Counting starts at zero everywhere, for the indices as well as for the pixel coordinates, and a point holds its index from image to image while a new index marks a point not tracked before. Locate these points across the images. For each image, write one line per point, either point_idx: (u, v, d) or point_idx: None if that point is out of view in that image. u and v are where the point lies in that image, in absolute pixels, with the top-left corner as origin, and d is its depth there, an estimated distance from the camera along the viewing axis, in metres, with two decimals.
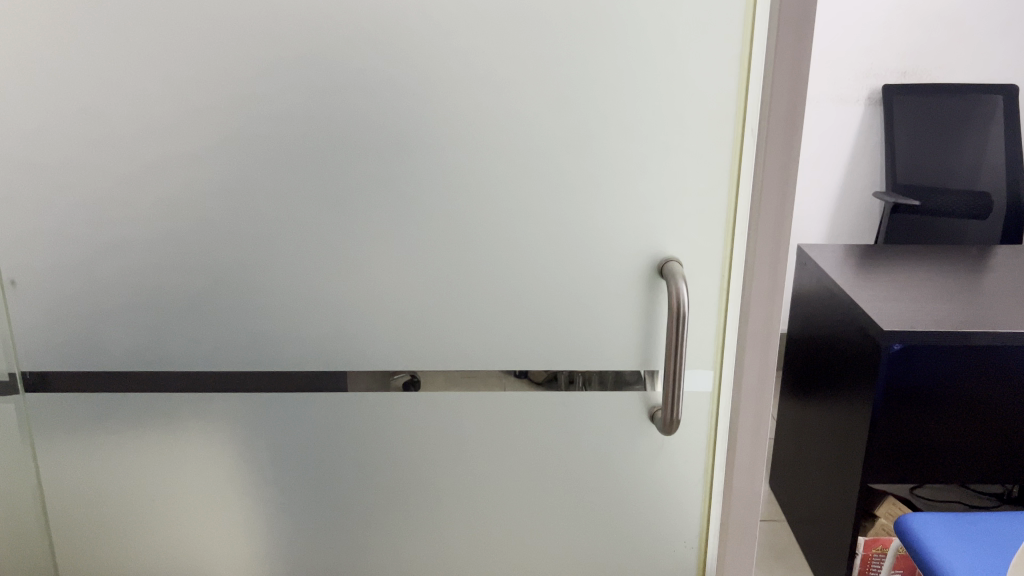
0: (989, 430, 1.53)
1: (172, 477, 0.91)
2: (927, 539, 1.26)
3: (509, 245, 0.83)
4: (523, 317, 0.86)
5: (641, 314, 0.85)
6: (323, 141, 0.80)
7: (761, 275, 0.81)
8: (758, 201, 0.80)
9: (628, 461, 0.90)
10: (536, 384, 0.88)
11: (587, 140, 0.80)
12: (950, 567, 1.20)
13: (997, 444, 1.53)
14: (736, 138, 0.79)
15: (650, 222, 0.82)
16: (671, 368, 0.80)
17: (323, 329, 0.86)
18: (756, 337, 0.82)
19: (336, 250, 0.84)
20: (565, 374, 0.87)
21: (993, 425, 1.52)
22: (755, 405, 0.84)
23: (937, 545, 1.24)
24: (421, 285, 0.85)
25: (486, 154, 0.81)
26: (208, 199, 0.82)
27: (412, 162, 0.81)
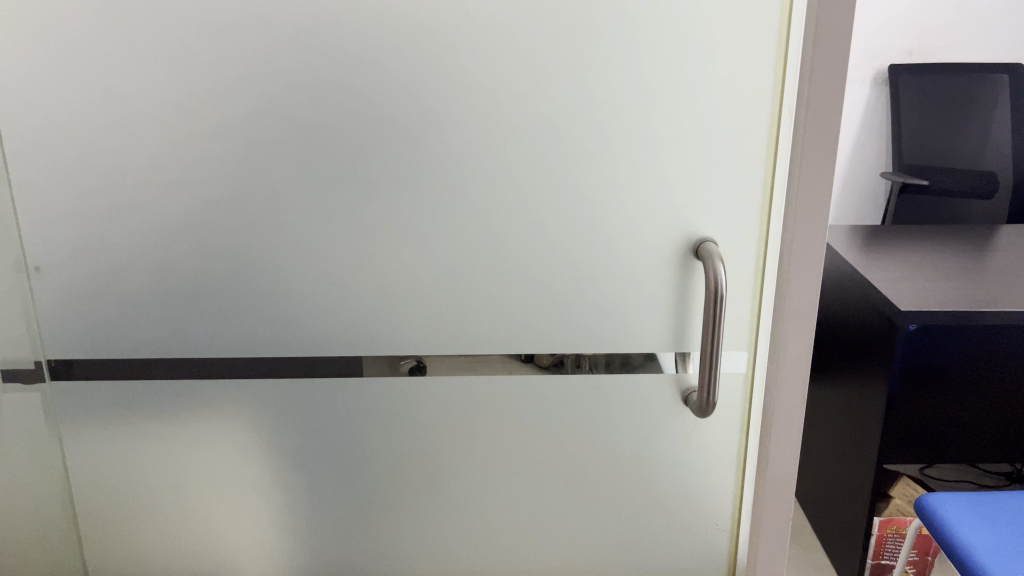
0: (1004, 408, 1.53)
1: (200, 466, 0.90)
2: (944, 512, 1.27)
3: (541, 228, 0.82)
4: (554, 301, 0.84)
5: (675, 297, 0.84)
6: (353, 122, 0.79)
7: (798, 258, 0.79)
8: (796, 183, 0.78)
9: (659, 444, 0.89)
10: (542, 369, 0.86)
11: (621, 121, 0.79)
12: (964, 542, 1.22)
13: (1012, 422, 1.53)
14: (774, 116, 0.78)
15: (685, 204, 0.81)
16: (709, 353, 0.79)
17: (350, 314, 0.85)
18: (795, 319, 0.81)
19: (363, 233, 0.82)
20: (570, 358, 0.86)
21: (1008, 404, 1.52)
22: (790, 390, 0.83)
23: (954, 519, 1.26)
24: (452, 267, 0.84)
25: (518, 133, 0.79)
26: (236, 183, 0.80)
27: (443, 142, 0.80)
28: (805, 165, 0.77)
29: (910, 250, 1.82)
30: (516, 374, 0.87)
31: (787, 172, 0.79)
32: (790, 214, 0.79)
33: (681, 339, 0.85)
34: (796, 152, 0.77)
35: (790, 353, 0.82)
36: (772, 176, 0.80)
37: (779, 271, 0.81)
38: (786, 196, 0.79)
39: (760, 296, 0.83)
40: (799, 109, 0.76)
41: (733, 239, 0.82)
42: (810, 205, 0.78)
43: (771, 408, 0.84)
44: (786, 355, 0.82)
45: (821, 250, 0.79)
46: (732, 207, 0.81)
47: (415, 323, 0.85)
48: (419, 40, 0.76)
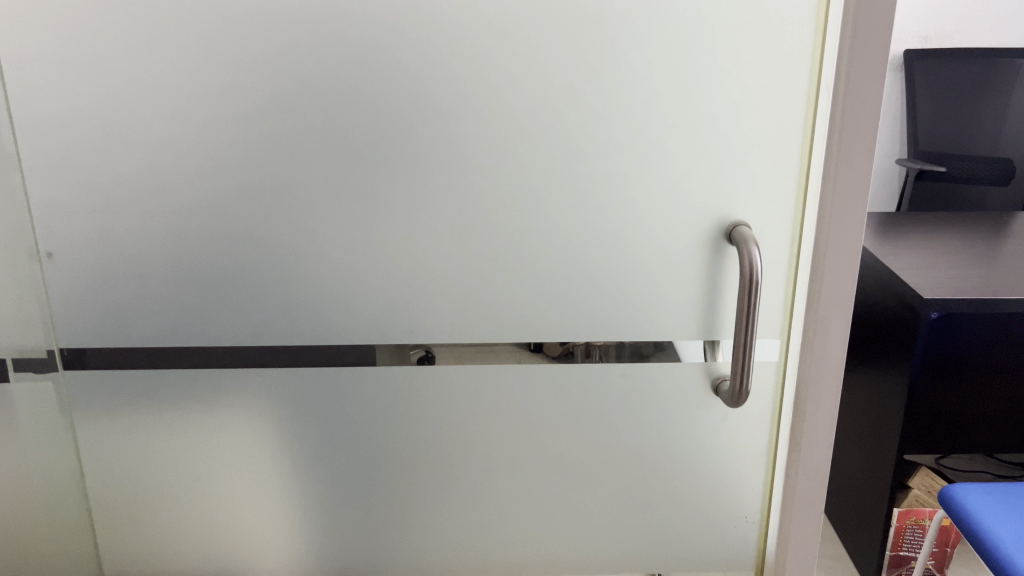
0: None
1: (216, 458, 0.88)
2: (960, 492, 1.28)
3: (569, 212, 0.79)
4: (582, 287, 0.82)
5: (706, 284, 0.81)
6: (374, 103, 0.76)
7: (836, 243, 0.77)
8: (835, 163, 0.75)
9: (687, 435, 0.87)
10: (551, 358, 0.84)
11: (653, 100, 0.76)
12: (970, 520, 1.23)
13: None
14: (810, 96, 0.75)
15: (718, 186, 0.78)
16: (744, 340, 0.77)
17: (371, 301, 0.83)
18: (829, 305, 0.79)
19: (386, 218, 0.80)
20: (580, 348, 0.84)
21: None
22: (824, 379, 0.81)
23: (968, 499, 1.26)
24: (475, 254, 0.81)
25: (546, 113, 0.76)
26: (254, 167, 0.78)
27: (469, 123, 0.77)
28: (844, 144, 0.74)
29: (932, 236, 1.79)
30: (540, 362, 0.84)
31: (823, 154, 0.76)
32: (826, 196, 0.76)
33: (711, 327, 0.83)
34: (835, 131, 0.74)
35: (823, 341, 0.80)
36: (809, 156, 0.77)
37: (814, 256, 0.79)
38: (823, 176, 0.77)
39: (794, 282, 0.81)
40: (837, 87, 0.74)
41: (767, 223, 0.79)
42: (849, 187, 0.75)
43: (804, 397, 0.82)
44: (821, 342, 0.80)
45: (860, 234, 0.77)
46: (766, 190, 0.78)
47: (437, 310, 0.83)
48: (443, 17, 0.73)
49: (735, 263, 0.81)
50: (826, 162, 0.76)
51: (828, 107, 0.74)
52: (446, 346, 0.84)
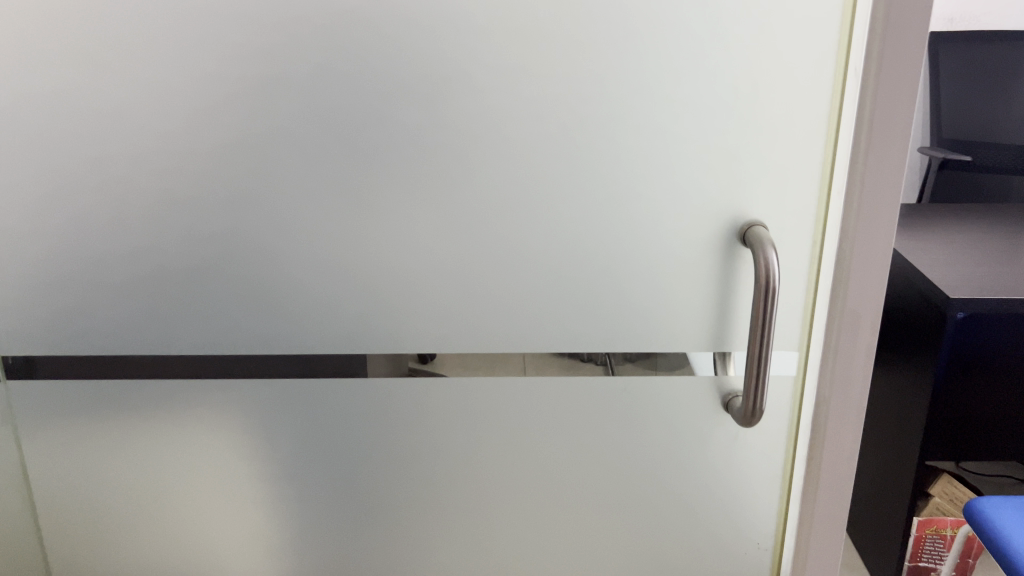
0: None
1: (176, 472, 0.81)
2: (980, 501, 1.22)
3: (562, 210, 0.71)
4: (579, 292, 0.73)
5: (716, 289, 0.73)
6: (342, 88, 0.68)
7: (863, 246, 0.68)
8: (864, 157, 0.66)
9: (696, 455, 0.79)
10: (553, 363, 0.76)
11: (657, 85, 0.67)
12: (989, 529, 1.17)
13: None
14: (837, 80, 0.66)
15: (732, 182, 0.69)
16: (759, 353, 0.69)
17: (346, 305, 0.75)
18: (854, 315, 0.70)
19: (361, 216, 0.72)
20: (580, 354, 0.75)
21: None
22: (846, 395, 0.73)
23: (988, 507, 1.20)
24: (459, 256, 0.73)
25: (536, 100, 0.67)
26: (213, 158, 0.70)
27: (449, 112, 0.68)
28: (874, 136, 0.65)
29: (961, 229, 1.69)
30: (533, 374, 0.76)
31: (850, 146, 0.67)
32: (852, 193, 0.67)
33: (723, 338, 0.74)
34: (864, 121, 0.65)
35: (846, 354, 0.71)
36: (834, 148, 0.68)
37: (838, 260, 0.70)
38: (850, 171, 0.68)
39: (816, 288, 0.72)
40: (868, 70, 0.64)
41: (786, 222, 0.71)
42: (880, 183, 0.66)
43: (825, 417, 0.74)
44: (843, 355, 0.71)
45: (891, 237, 0.68)
46: (785, 186, 0.70)
47: (418, 317, 0.75)
48: None
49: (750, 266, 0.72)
50: (853, 155, 0.67)
51: (856, 93, 0.65)
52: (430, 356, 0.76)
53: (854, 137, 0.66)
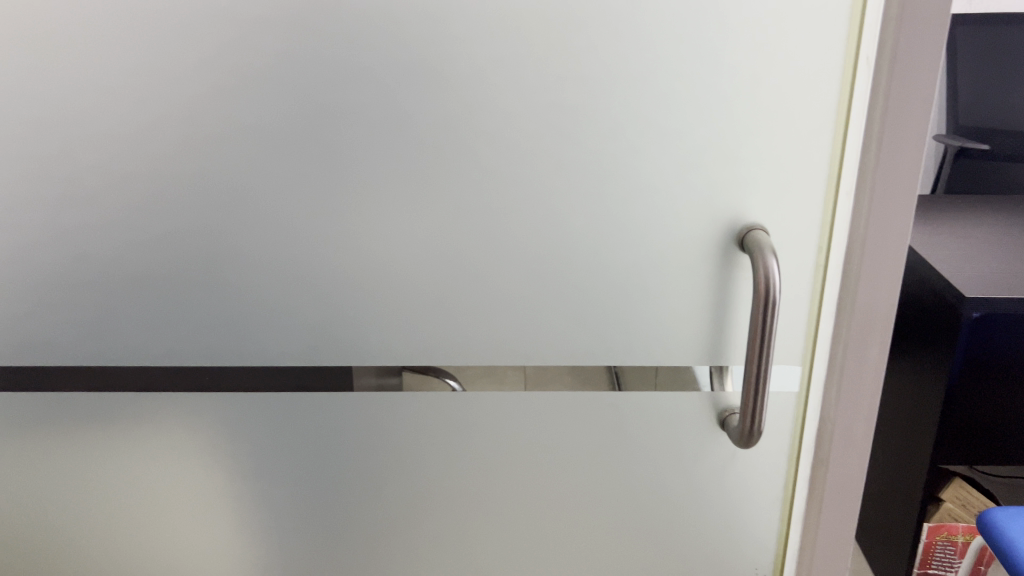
0: None
1: (129, 487, 0.75)
2: (991, 511, 1.16)
3: (540, 214, 0.64)
4: (560, 304, 0.66)
5: (712, 298, 0.66)
6: (289, 79, 0.60)
7: (873, 253, 0.62)
8: (876, 156, 0.59)
9: (689, 477, 0.72)
10: (547, 378, 0.69)
11: (646, 78, 0.59)
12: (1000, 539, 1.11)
13: None
14: (847, 69, 0.59)
15: (729, 183, 0.62)
16: (759, 372, 0.62)
17: (304, 317, 0.68)
18: (863, 326, 0.64)
19: (317, 220, 0.65)
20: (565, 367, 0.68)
21: None
22: (853, 414, 0.66)
23: (999, 517, 1.14)
24: (427, 263, 0.66)
25: (509, 94, 0.60)
26: (152, 156, 0.63)
27: (412, 107, 0.61)
28: (887, 133, 0.58)
29: (977, 222, 1.62)
30: (512, 391, 0.69)
31: (860, 143, 0.60)
32: (861, 196, 0.61)
33: (718, 352, 0.68)
34: (876, 115, 0.58)
35: (855, 368, 0.65)
36: (843, 146, 0.61)
37: (845, 269, 0.63)
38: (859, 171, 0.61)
39: (820, 298, 0.66)
40: (882, 58, 0.57)
41: (788, 228, 0.64)
42: (894, 185, 0.59)
43: (829, 439, 0.67)
44: (850, 372, 0.65)
45: (904, 244, 0.61)
46: (789, 186, 0.62)
47: (383, 329, 0.68)
48: None
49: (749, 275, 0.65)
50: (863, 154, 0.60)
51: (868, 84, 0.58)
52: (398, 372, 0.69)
53: (865, 133, 0.59)
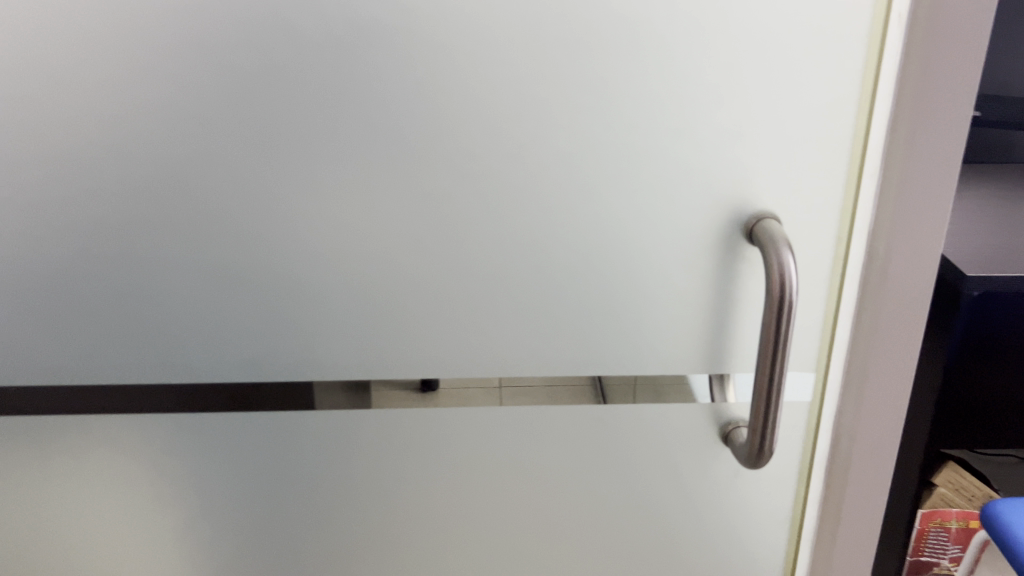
0: None
1: (40, 527, 0.64)
2: (996, 505, 1.09)
3: (515, 206, 0.54)
4: (538, 308, 0.57)
5: (715, 296, 0.57)
6: (204, 46, 0.49)
7: (904, 246, 0.54)
8: (913, 131, 0.51)
9: (688, 496, 0.64)
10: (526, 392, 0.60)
11: (639, 41, 0.49)
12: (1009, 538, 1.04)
13: None
14: (875, 31, 0.50)
15: (736, 164, 0.53)
16: (773, 386, 0.53)
17: (237, 331, 0.57)
18: (892, 326, 0.56)
19: (247, 215, 0.54)
20: (547, 378, 0.59)
21: None
22: (877, 422, 0.59)
23: (1005, 512, 1.07)
24: (383, 264, 0.56)
25: (473, 64, 0.50)
26: (38, 139, 0.51)
27: (356, 78, 0.50)
28: (923, 103, 0.50)
29: None
30: (484, 407, 0.60)
31: (887, 113, 0.52)
32: (891, 177, 0.53)
33: (720, 357, 0.59)
34: (914, 83, 0.50)
35: (880, 372, 0.57)
36: (869, 119, 0.52)
37: (869, 264, 0.55)
38: (888, 150, 0.53)
39: (838, 298, 0.57)
40: (917, 14, 0.49)
41: (803, 218, 0.55)
42: (929, 164, 0.52)
43: (848, 451, 0.60)
44: (876, 379, 0.57)
45: (939, 230, 0.53)
46: (806, 168, 0.53)
47: (332, 340, 0.58)
48: None
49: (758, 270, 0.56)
50: (893, 129, 0.52)
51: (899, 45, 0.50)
52: (352, 391, 0.60)
53: (895, 103, 0.52)
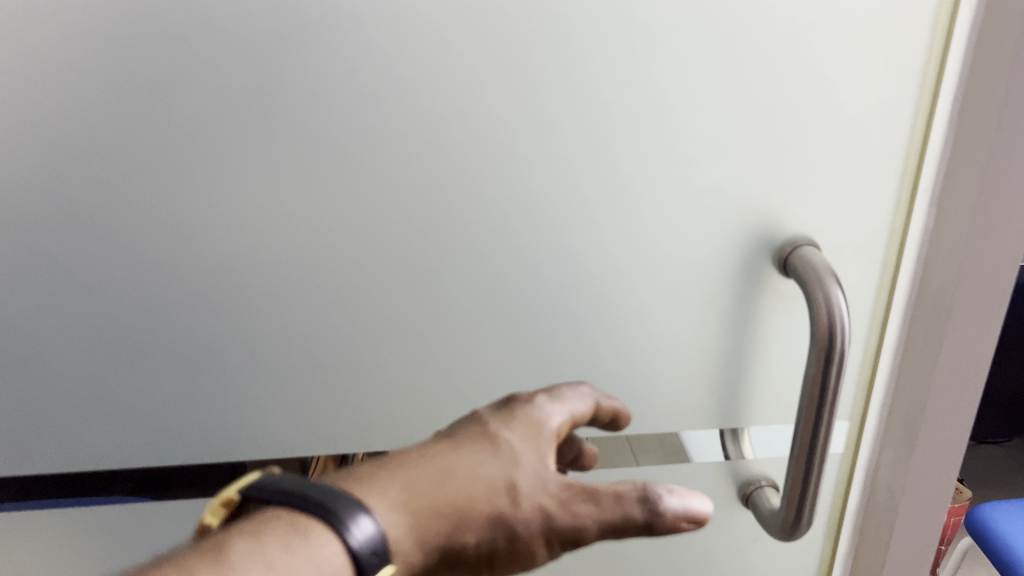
0: None
1: None
2: (980, 510, 1.03)
3: (498, 242, 0.43)
4: (527, 361, 0.46)
5: (734, 343, 0.48)
6: (80, 53, 0.36)
7: (971, 291, 0.43)
8: (986, 157, 0.40)
9: (696, 561, 0.55)
10: None
11: (649, 38, 0.39)
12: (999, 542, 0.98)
13: None
14: (939, 25, 0.40)
15: (767, 188, 0.43)
16: (818, 449, 0.44)
17: (147, 411, 0.45)
18: (947, 384, 0.45)
19: (146, 267, 0.41)
20: None
21: None
22: (924, 494, 0.49)
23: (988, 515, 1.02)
24: (328, 321, 0.44)
25: (441, 60, 0.38)
26: None
27: (287, 84, 0.38)
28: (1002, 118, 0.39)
29: None
30: None
31: (948, 126, 0.42)
32: (949, 202, 0.42)
33: (737, 412, 0.50)
34: (991, 90, 0.39)
35: (930, 438, 0.47)
36: (926, 131, 0.43)
37: (916, 303, 0.46)
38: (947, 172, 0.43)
39: (880, 334, 0.48)
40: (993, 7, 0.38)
41: (848, 243, 0.45)
42: (1005, 197, 0.40)
43: (884, 520, 0.51)
44: (925, 447, 0.47)
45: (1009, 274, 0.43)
46: (848, 189, 0.44)
47: (264, 417, 0.46)
48: None
49: (789, 311, 0.47)
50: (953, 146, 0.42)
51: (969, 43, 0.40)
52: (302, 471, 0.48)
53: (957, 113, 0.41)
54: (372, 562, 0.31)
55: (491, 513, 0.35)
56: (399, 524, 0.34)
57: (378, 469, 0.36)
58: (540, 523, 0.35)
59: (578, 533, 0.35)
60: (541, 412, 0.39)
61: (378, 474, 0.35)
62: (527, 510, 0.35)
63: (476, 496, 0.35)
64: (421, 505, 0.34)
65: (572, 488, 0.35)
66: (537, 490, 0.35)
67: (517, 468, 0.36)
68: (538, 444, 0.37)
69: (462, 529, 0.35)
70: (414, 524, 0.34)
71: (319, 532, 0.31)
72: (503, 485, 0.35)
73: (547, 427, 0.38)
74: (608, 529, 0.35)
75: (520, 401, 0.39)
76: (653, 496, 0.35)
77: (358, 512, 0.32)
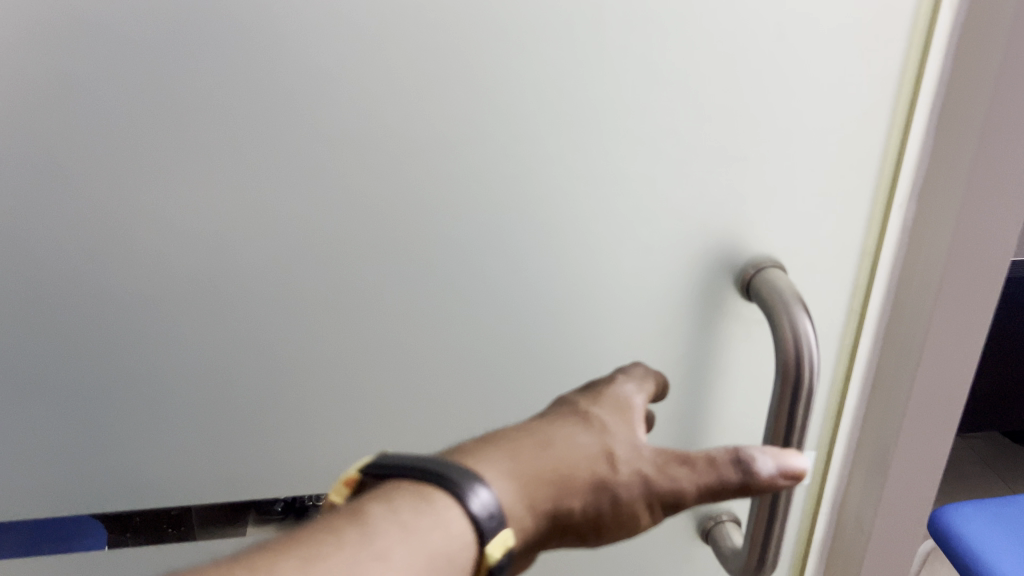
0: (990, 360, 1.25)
1: None
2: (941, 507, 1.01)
3: (427, 268, 0.39)
4: (465, 389, 0.43)
5: (691, 372, 0.44)
6: None
7: (948, 322, 0.39)
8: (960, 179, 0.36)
9: None
10: None
11: (587, 50, 0.35)
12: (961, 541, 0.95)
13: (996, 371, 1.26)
14: (915, 32, 0.37)
15: (727, 208, 0.39)
16: (782, 491, 0.41)
17: (43, 442, 0.41)
18: (919, 418, 0.42)
19: (32, 301, 0.37)
20: None
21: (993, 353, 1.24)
22: (893, 530, 0.45)
23: (949, 511, 1.00)
24: (240, 353, 0.40)
25: (358, 65, 0.34)
26: None
27: (180, 89, 0.34)
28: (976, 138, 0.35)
29: None
30: None
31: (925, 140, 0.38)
32: (925, 225, 0.38)
33: (694, 443, 0.46)
34: (973, 107, 0.35)
35: (899, 474, 0.43)
36: (902, 145, 0.39)
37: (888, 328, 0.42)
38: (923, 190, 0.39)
39: (850, 360, 0.45)
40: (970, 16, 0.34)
41: (817, 263, 0.42)
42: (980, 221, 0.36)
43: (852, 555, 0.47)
44: (894, 483, 0.44)
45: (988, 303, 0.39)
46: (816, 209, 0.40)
47: (173, 456, 0.42)
48: None
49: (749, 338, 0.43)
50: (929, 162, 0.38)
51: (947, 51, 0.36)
52: (218, 511, 0.44)
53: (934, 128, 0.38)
54: (490, 527, 0.29)
55: (594, 480, 0.32)
56: (507, 489, 0.31)
57: (477, 442, 0.33)
58: (643, 489, 0.32)
59: (679, 500, 0.32)
60: (623, 390, 0.36)
61: (478, 446, 0.33)
62: (628, 476, 0.32)
63: (576, 464, 0.32)
64: (526, 473, 0.32)
65: (668, 453, 0.33)
66: (636, 455, 0.33)
67: (612, 437, 0.33)
68: (629, 416, 0.35)
69: (568, 497, 0.32)
70: (522, 490, 0.31)
71: (440, 500, 0.29)
72: (601, 452, 0.33)
73: (634, 403, 0.35)
74: (708, 494, 0.32)
75: (599, 381, 0.37)
76: (748, 457, 0.32)
77: (474, 480, 0.30)
